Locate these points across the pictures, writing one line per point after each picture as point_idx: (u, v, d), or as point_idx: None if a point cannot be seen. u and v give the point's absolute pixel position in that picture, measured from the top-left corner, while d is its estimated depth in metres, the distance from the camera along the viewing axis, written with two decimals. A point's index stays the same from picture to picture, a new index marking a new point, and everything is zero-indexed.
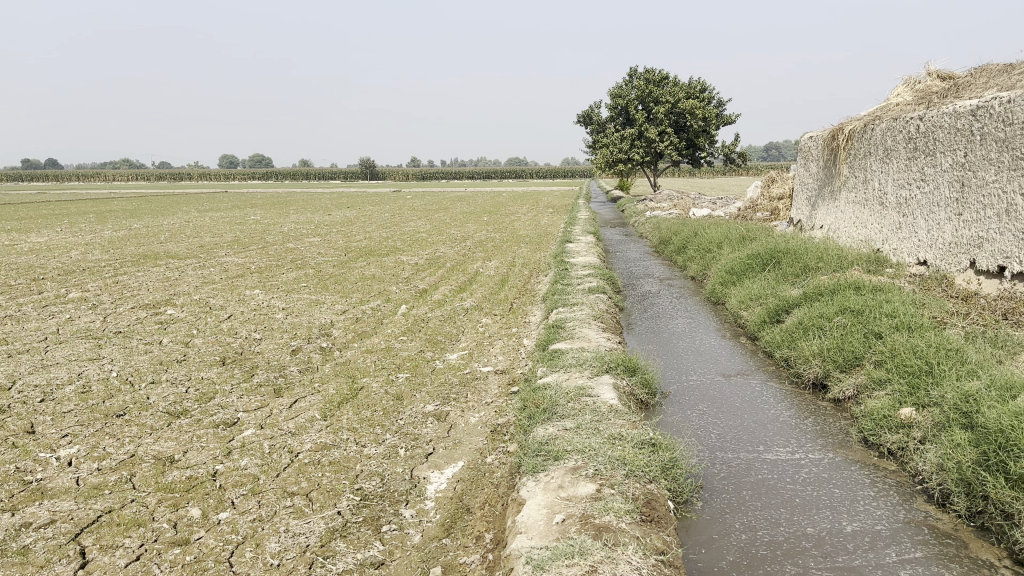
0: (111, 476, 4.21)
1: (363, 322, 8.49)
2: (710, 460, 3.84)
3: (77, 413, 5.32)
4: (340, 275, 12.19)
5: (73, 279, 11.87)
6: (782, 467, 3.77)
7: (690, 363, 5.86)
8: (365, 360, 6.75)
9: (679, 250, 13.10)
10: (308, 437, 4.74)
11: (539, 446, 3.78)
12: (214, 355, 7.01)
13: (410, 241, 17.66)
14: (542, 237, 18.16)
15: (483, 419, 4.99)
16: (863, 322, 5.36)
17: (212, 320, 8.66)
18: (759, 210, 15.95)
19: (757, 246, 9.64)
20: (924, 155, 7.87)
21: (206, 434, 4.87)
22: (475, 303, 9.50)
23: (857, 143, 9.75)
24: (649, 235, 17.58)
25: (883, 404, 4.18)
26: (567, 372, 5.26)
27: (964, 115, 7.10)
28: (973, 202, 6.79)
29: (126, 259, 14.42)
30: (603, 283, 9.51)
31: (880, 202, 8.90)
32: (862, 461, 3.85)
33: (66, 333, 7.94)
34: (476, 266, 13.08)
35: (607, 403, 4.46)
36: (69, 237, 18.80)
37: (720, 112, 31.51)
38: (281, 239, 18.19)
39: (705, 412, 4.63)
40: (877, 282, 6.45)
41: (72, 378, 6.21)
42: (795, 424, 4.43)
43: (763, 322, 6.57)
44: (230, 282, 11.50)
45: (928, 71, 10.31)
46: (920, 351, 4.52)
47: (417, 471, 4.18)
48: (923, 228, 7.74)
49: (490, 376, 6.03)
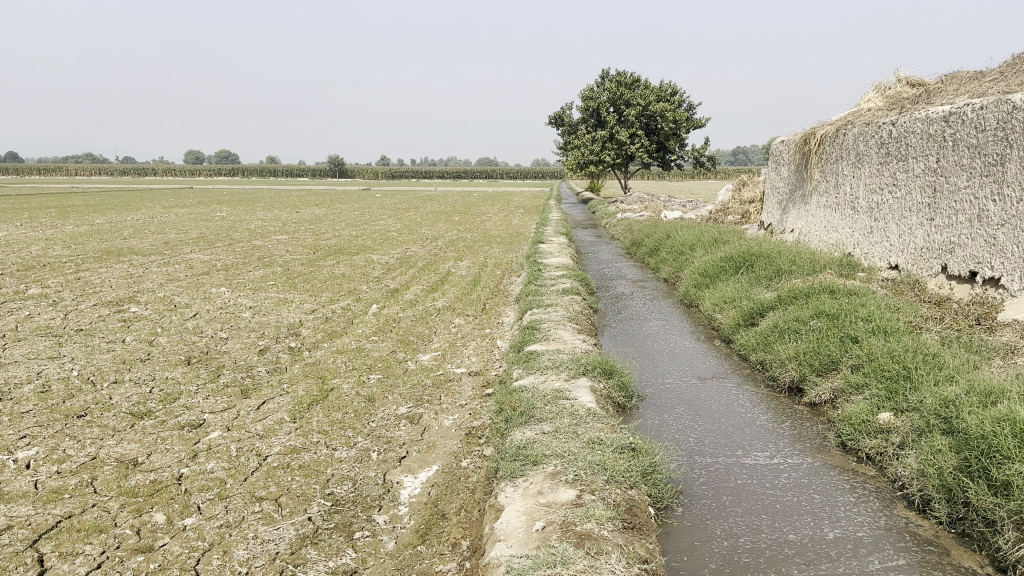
0: (71, 480, 4.04)
1: (333, 321, 8.34)
2: (689, 464, 3.79)
3: (36, 413, 5.12)
4: (309, 274, 11.99)
5: (33, 274, 11.55)
6: (762, 472, 3.73)
7: (666, 366, 5.82)
8: (335, 361, 6.61)
9: (651, 251, 13.12)
10: (277, 440, 4.61)
11: (517, 451, 3.70)
12: (179, 354, 6.82)
13: (381, 240, 17.48)
14: (514, 237, 18.10)
15: (458, 422, 4.90)
16: (839, 325, 5.37)
17: (178, 318, 8.44)
18: (729, 213, 16.03)
19: (730, 249, 9.67)
20: (895, 160, 7.94)
21: (171, 436, 4.72)
22: (447, 304, 9.39)
23: (829, 148, 9.83)
24: (620, 236, 17.61)
25: (861, 409, 4.18)
26: (543, 374, 5.18)
27: (936, 121, 7.17)
28: (945, 207, 6.86)
29: (88, 255, 14.05)
30: (577, 284, 9.46)
31: (851, 207, 8.97)
32: (840, 466, 3.84)
33: (24, 330, 7.68)
34: (447, 266, 12.96)
35: (585, 406, 4.40)
36: (29, 232, 18.35)
37: (690, 116, 31.70)
38: (248, 236, 17.90)
39: (683, 415, 4.59)
40: (851, 286, 6.47)
41: (31, 377, 5.99)
42: (773, 428, 4.40)
43: (738, 324, 6.56)
44: (196, 279, 11.26)
45: (898, 78, 10.42)
46: (897, 356, 4.53)
47: (390, 475, 4.07)
48: (894, 233, 7.81)
49: (464, 378, 5.94)
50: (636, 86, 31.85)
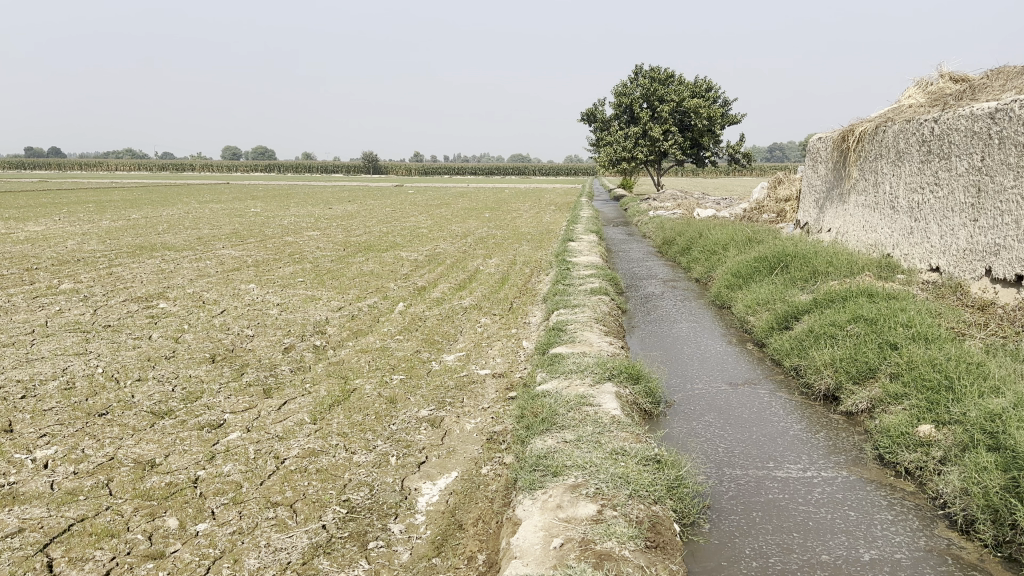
0: (87, 481, 4.01)
1: (358, 319, 8.28)
2: (718, 477, 3.63)
3: (58, 411, 5.11)
4: (338, 270, 11.98)
5: (67, 269, 11.68)
6: (794, 486, 3.56)
7: (695, 371, 5.65)
8: (359, 360, 6.54)
9: (682, 250, 12.90)
10: (296, 442, 4.54)
11: (537, 460, 3.57)
12: (204, 352, 6.80)
13: (412, 237, 17.43)
14: (544, 235, 17.95)
15: (480, 426, 4.79)
16: (878, 331, 5.14)
17: (205, 315, 8.45)
18: (765, 212, 15.69)
19: (764, 249, 9.43)
20: (938, 158, 7.65)
21: (190, 436, 4.67)
22: (474, 302, 9.29)
23: (867, 145, 9.54)
24: (652, 234, 17.37)
25: (899, 420, 3.97)
26: (568, 378, 5.04)
27: (981, 118, 6.88)
28: (990, 208, 6.58)
29: (121, 250, 14.21)
30: (606, 284, 9.31)
31: (891, 206, 8.68)
32: (877, 481, 3.65)
33: (53, 326, 7.74)
34: (476, 264, 12.86)
35: (609, 413, 4.25)
36: (66, 227, 18.63)
37: (725, 112, 31.26)
38: (280, 232, 18.01)
39: (712, 424, 4.42)
40: (890, 289, 6.23)
41: (56, 374, 6.00)
42: (807, 439, 4.22)
43: (771, 328, 6.36)
44: (226, 275, 11.30)
45: (940, 73, 10.09)
46: (939, 365, 4.31)
47: (408, 481, 3.97)
48: (936, 234, 7.53)
49: (488, 380, 5.84)
50: (670, 82, 31.50)
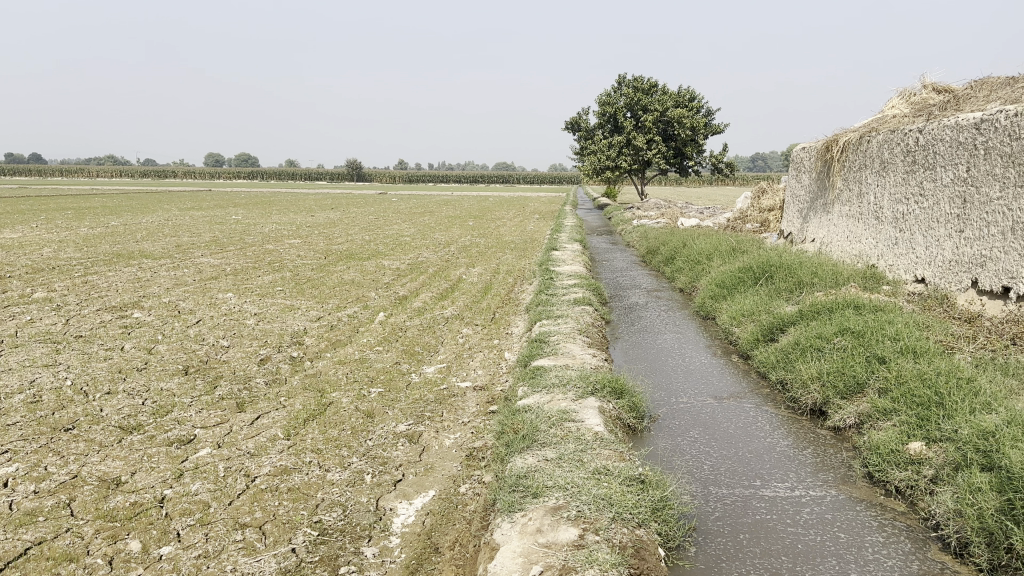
0: (48, 501, 3.83)
1: (337, 330, 8.11)
2: (703, 497, 3.51)
3: (22, 426, 4.92)
4: (318, 279, 11.80)
5: (40, 278, 11.41)
6: (782, 506, 3.44)
7: (680, 383, 5.54)
8: (336, 372, 6.38)
9: (666, 260, 12.82)
10: (267, 459, 4.37)
11: (517, 480, 3.44)
12: (177, 363, 6.61)
13: (394, 245, 17.29)
14: (527, 244, 17.86)
15: (459, 442, 4.65)
16: (865, 344, 5.05)
17: (180, 325, 8.25)
18: (749, 221, 15.68)
19: (748, 258, 9.37)
20: (923, 169, 7.62)
21: (158, 452, 4.50)
22: (456, 312, 9.15)
23: (851, 155, 9.51)
24: (636, 243, 17.31)
25: (889, 437, 3.88)
26: (550, 392, 4.91)
27: (967, 129, 6.85)
28: (976, 219, 6.54)
29: (98, 258, 13.94)
30: (590, 294, 9.21)
31: (875, 217, 8.64)
32: (867, 501, 3.54)
33: (23, 336, 7.52)
34: (458, 273, 12.73)
35: (592, 430, 4.13)
36: (44, 233, 18.35)
37: (708, 122, 31.35)
38: (261, 240, 17.82)
39: (697, 439, 4.31)
40: (877, 300, 6.15)
41: (23, 386, 5.80)
42: (794, 455, 4.12)
43: (757, 340, 6.27)
44: (204, 284, 11.09)
45: (923, 84, 10.09)
46: (929, 380, 4.22)
47: (383, 501, 3.82)
48: (921, 244, 7.48)
49: (468, 393, 5.69)
50: (654, 92, 31.56)
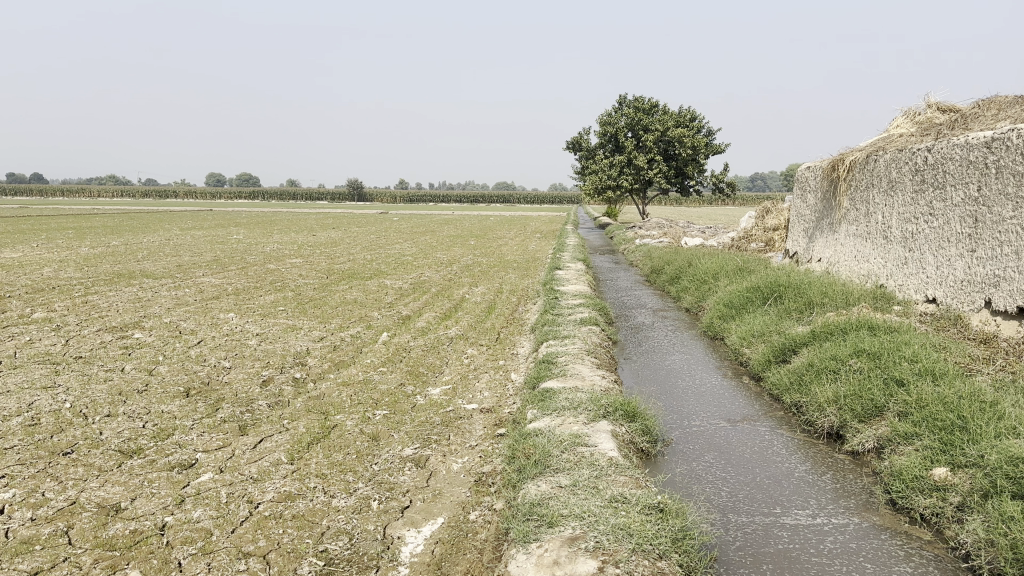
0: (45, 529, 3.71)
1: (341, 350, 8.00)
2: (723, 525, 3.40)
3: (20, 450, 4.80)
4: (321, 299, 11.71)
5: (41, 298, 11.31)
6: (805, 535, 3.33)
7: (692, 405, 5.43)
8: (340, 394, 6.27)
9: (671, 279, 12.73)
10: (271, 485, 4.26)
11: (531, 509, 3.34)
12: (178, 385, 6.50)
13: (396, 264, 17.22)
14: (530, 263, 17.76)
15: (467, 466, 4.53)
16: (881, 367, 4.95)
17: (181, 346, 8.13)
18: (753, 241, 15.60)
19: (755, 278, 9.29)
20: (932, 188, 7.55)
21: (159, 478, 4.38)
22: (460, 332, 9.03)
23: (858, 174, 9.45)
24: (639, 263, 17.23)
25: (912, 462, 3.77)
26: (560, 415, 4.81)
27: (977, 148, 6.78)
28: (987, 238, 6.46)
29: (99, 277, 13.85)
30: (595, 314, 9.11)
31: (884, 236, 8.56)
32: (892, 529, 3.43)
33: (22, 357, 7.41)
34: (461, 292, 12.63)
35: (606, 455, 4.02)
36: (45, 253, 18.28)
37: (709, 142, 31.40)
38: (262, 259, 17.74)
39: (713, 464, 4.20)
40: (890, 321, 6.05)
41: (21, 409, 5.69)
42: (814, 481, 4.00)
43: (769, 361, 6.18)
44: (205, 304, 10.99)
45: (928, 103, 10.06)
46: (951, 404, 4.11)
47: (390, 529, 3.70)
48: (932, 264, 7.40)
49: (475, 416, 5.58)
50: (654, 112, 31.64)
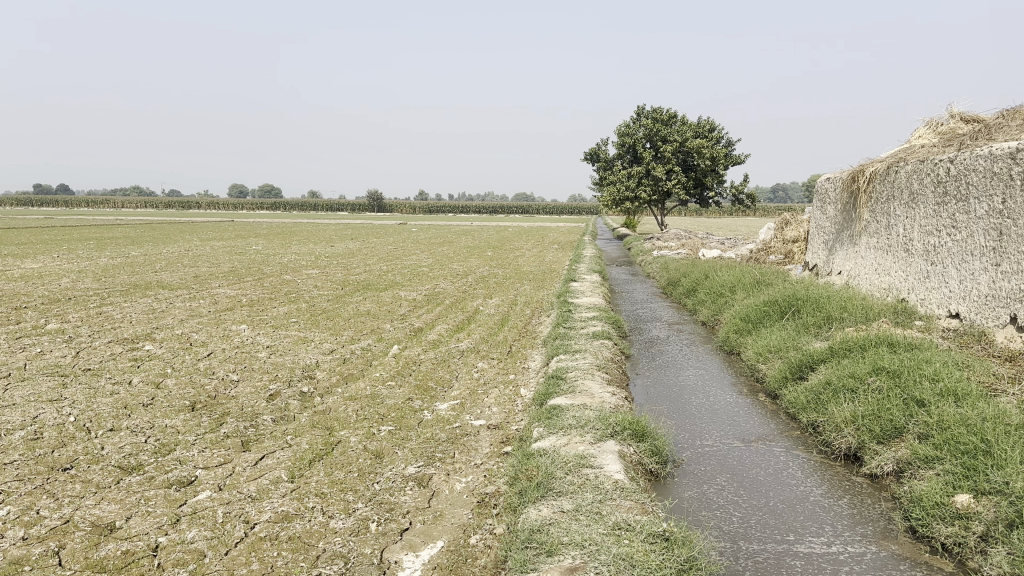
0: (36, 548, 3.63)
1: (350, 364, 7.91)
2: (733, 554, 3.24)
3: (19, 465, 4.74)
4: (334, 310, 11.66)
5: (56, 309, 11.35)
6: (819, 565, 3.17)
7: (705, 424, 5.27)
8: (346, 409, 6.16)
9: (688, 292, 12.55)
10: (269, 504, 4.15)
11: (529, 536, 3.21)
12: (184, 398, 6.43)
13: (412, 275, 17.16)
14: (546, 274, 17.65)
15: (470, 486, 4.41)
16: (902, 385, 4.77)
17: (190, 358, 8.09)
18: (772, 253, 15.41)
19: (773, 291, 9.10)
20: (955, 200, 7.36)
21: (156, 496, 4.30)
22: (472, 345, 8.92)
23: (879, 186, 9.25)
24: (656, 274, 17.06)
25: (934, 488, 3.60)
26: (566, 434, 4.67)
27: (1001, 159, 6.59)
28: (1012, 252, 6.26)
29: (115, 288, 13.91)
30: (609, 327, 8.96)
31: (905, 248, 8.36)
32: (911, 559, 3.25)
33: (31, 369, 7.38)
34: (475, 304, 12.53)
35: (612, 478, 3.88)
36: (65, 263, 18.41)
37: (728, 153, 31.15)
38: (279, 270, 17.77)
39: (724, 488, 4.04)
40: (912, 337, 5.85)
41: (25, 422, 5.64)
42: (829, 506, 3.84)
43: (785, 378, 6.02)
44: (218, 316, 10.96)
45: (951, 114, 9.84)
46: (974, 426, 3.93)
47: (388, 553, 3.58)
48: (954, 278, 7.19)
49: (482, 433, 5.45)
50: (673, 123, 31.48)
